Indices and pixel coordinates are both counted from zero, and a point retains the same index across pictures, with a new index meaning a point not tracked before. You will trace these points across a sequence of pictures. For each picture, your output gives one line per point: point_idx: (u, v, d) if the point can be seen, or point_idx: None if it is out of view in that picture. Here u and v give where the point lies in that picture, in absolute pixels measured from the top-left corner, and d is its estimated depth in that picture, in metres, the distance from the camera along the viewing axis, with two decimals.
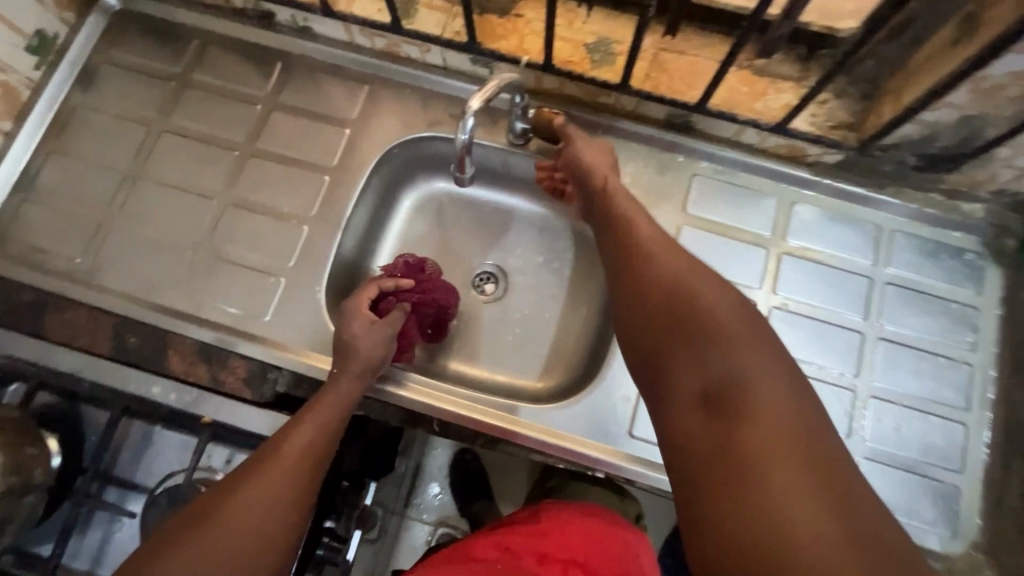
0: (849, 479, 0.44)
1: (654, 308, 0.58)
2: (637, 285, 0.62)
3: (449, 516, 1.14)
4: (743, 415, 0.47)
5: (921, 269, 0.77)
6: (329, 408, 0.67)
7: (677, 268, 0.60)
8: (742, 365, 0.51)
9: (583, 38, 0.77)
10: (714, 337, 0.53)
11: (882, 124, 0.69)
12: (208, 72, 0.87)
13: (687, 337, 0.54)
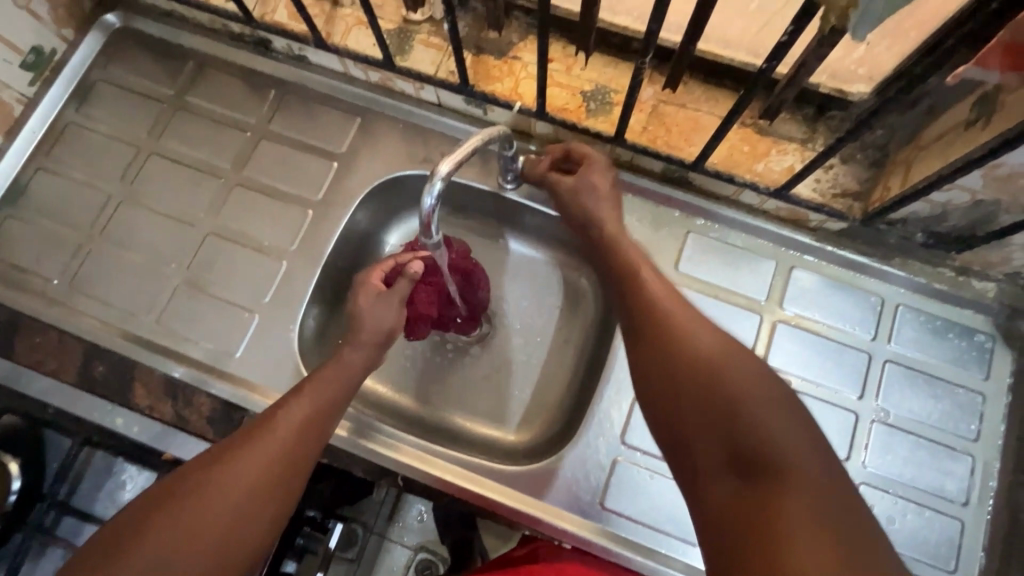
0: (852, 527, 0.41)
1: (674, 372, 0.52)
2: (657, 344, 0.55)
3: (428, 541, 1.07)
4: (774, 488, 0.43)
5: (925, 347, 0.73)
6: (325, 389, 0.61)
7: (698, 322, 0.55)
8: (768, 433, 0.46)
9: (581, 85, 0.75)
10: (739, 411, 0.48)
11: (888, 198, 0.65)
12: (201, 93, 0.86)
13: (710, 407, 0.49)
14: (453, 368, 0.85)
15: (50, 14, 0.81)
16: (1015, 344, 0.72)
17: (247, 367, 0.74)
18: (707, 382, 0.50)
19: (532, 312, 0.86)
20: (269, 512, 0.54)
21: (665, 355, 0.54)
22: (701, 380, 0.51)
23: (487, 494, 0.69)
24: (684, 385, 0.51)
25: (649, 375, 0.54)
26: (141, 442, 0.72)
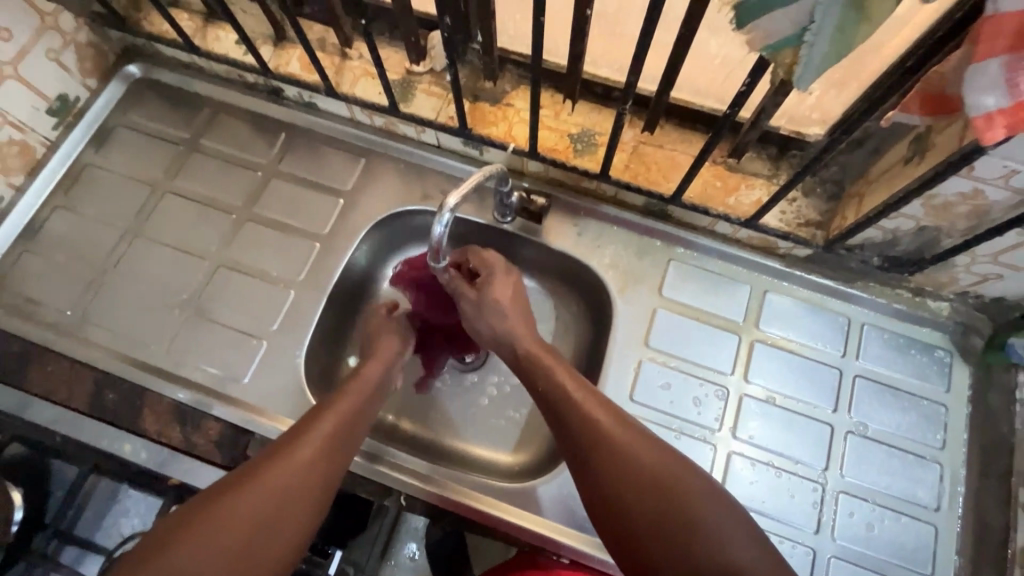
0: None
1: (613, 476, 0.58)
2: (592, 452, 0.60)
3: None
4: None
5: (891, 363, 0.79)
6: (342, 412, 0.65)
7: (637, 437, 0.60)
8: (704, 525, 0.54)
9: (568, 128, 0.83)
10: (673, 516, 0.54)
11: (845, 226, 0.73)
12: (215, 137, 0.92)
13: (649, 510, 0.55)
14: (451, 392, 0.88)
15: (76, 66, 0.88)
16: (971, 359, 0.78)
17: (254, 392, 0.77)
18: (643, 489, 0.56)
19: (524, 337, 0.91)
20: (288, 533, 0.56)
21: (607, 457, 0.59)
22: (640, 485, 0.57)
23: (489, 510, 0.72)
24: (622, 495, 0.57)
25: (588, 481, 0.59)
26: (148, 468, 0.73)
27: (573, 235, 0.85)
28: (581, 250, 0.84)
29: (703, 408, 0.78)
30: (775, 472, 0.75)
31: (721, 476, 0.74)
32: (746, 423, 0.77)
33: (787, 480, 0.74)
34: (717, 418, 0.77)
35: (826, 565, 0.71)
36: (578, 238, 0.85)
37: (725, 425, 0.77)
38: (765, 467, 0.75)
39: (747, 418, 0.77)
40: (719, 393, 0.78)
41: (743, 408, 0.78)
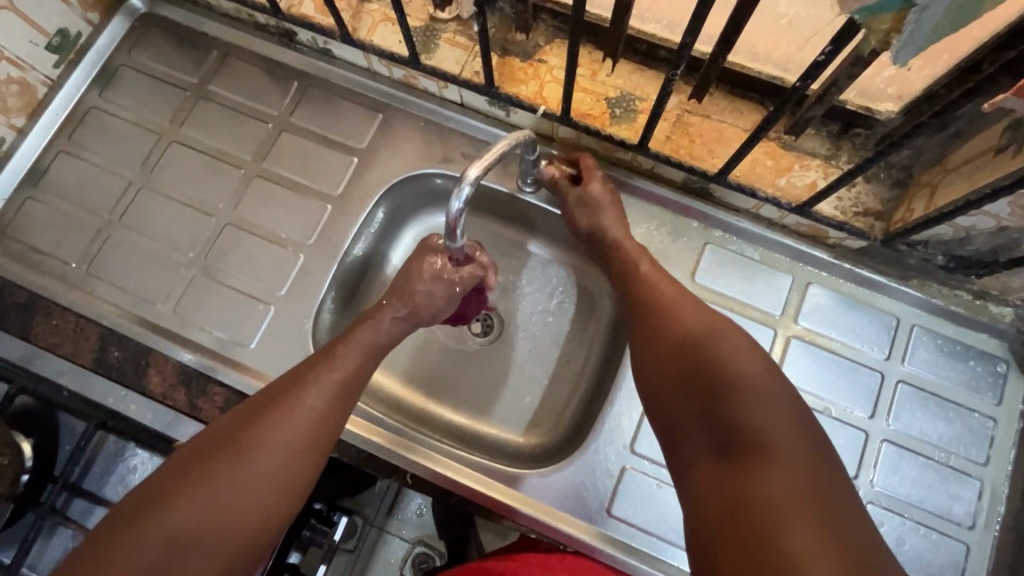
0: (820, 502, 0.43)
1: (675, 376, 0.56)
2: (678, 356, 0.57)
3: (427, 534, 1.10)
4: (753, 472, 0.46)
5: (939, 370, 0.73)
6: (358, 351, 0.64)
7: (721, 343, 0.55)
8: (776, 450, 0.47)
9: (606, 91, 0.75)
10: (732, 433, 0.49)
11: (910, 221, 0.65)
12: (222, 82, 0.85)
13: (713, 422, 0.51)
14: (464, 368, 0.85)
15: None
16: None
17: (260, 357, 0.75)
18: (728, 399, 0.50)
19: (537, 327, 0.86)
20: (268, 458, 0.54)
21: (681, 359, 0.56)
22: (707, 397, 0.52)
23: (498, 497, 0.70)
24: (695, 403, 0.53)
25: (649, 375, 0.59)
26: (154, 428, 0.72)
27: None
28: None
29: None
30: None
31: None
32: None
33: None
34: None
35: None
36: None
37: None
38: None
39: None
40: None
41: None
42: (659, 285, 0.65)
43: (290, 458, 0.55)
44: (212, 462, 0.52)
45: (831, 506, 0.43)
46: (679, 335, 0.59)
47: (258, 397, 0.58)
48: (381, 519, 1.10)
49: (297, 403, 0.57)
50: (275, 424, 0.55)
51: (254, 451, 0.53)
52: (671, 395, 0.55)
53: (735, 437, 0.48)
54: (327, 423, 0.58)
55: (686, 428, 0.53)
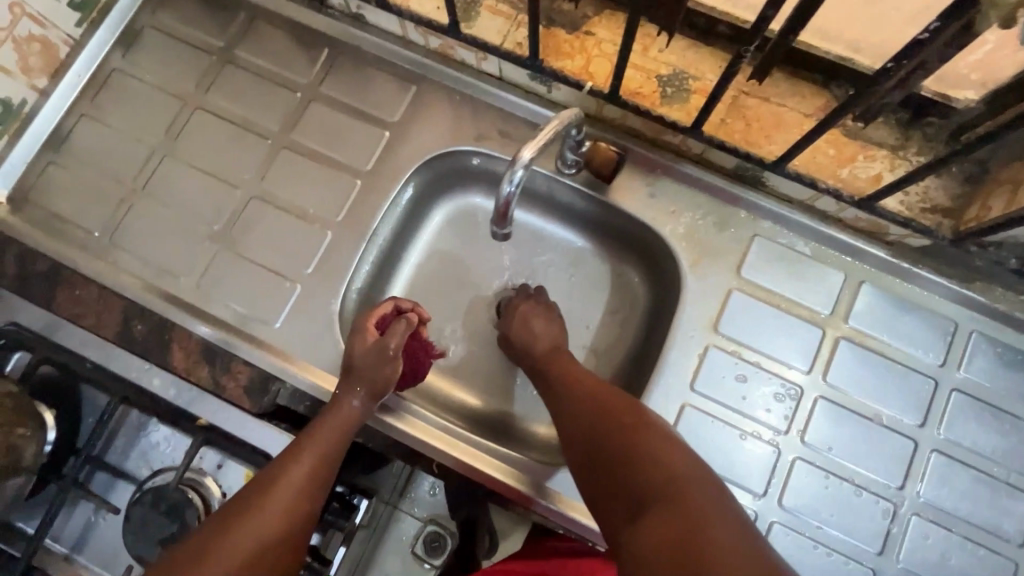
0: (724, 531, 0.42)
1: (588, 435, 0.57)
2: (586, 421, 0.59)
3: (439, 515, 1.09)
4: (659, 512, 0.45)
5: (997, 379, 0.69)
6: (327, 438, 0.62)
7: (619, 403, 0.59)
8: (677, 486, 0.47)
9: (657, 68, 0.70)
10: (640, 480, 0.49)
11: (986, 220, 0.61)
12: (249, 48, 0.81)
13: (620, 476, 0.52)
14: (492, 355, 0.82)
15: None
16: None
17: (286, 336, 0.73)
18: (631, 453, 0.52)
19: (568, 316, 0.83)
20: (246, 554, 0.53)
21: (589, 418, 0.59)
22: (612, 457, 0.53)
23: (527, 491, 0.68)
24: (601, 461, 0.54)
25: (564, 443, 0.60)
26: (177, 405, 0.71)
27: (645, 196, 0.74)
28: (653, 215, 0.74)
29: (774, 407, 0.69)
30: (846, 485, 0.68)
31: (782, 480, 0.68)
32: (817, 428, 0.69)
33: (861, 498, 0.67)
34: (785, 418, 0.69)
35: None
36: (650, 200, 0.74)
37: (794, 427, 0.69)
38: (835, 482, 0.68)
39: (820, 422, 0.69)
40: (790, 392, 0.70)
41: (817, 410, 0.69)
42: (568, 362, 0.68)
43: (264, 552, 0.54)
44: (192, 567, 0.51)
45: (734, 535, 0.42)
46: (583, 394, 0.62)
47: (235, 497, 0.57)
48: (395, 500, 1.09)
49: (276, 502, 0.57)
50: (252, 526, 0.55)
51: (233, 551, 0.53)
52: (585, 459, 0.56)
53: (642, 483, 0.49)
54: (304, 519, 0.58)
55: (601, 486, 0.53)
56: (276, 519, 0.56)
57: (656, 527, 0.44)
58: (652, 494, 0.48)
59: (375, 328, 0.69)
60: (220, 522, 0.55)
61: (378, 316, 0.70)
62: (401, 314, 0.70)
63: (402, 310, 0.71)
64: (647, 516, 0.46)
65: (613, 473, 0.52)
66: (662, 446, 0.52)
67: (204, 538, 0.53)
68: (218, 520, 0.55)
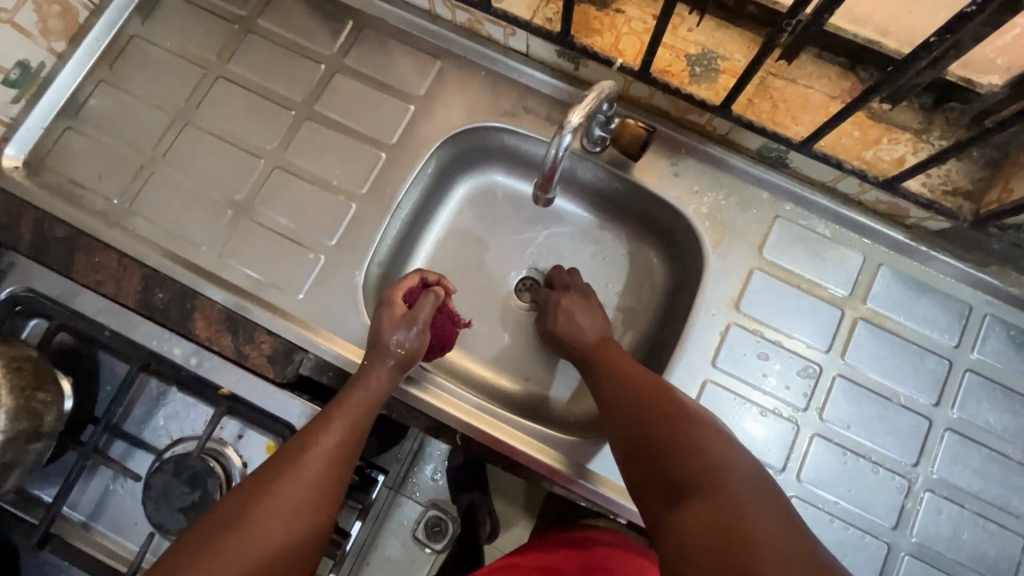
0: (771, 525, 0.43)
1: (628, 418, 0.58)
2: (624, 405, 0.60)
3: (440, 500, 1.09)
4: (704, 499, 0.46)
5: (1010, 361, 0.71)
6: (362, 414, 0.62)
7: (659, 386, 0.60)
8: (721, 476, 0.48)
9: (686, 47, 0.70)
10: (679, 466, 0.50)
11: (1008, 202, 0.62)
12: (272, 18, 0.80)
13: (658, 463, 0.52)
14: (511, 332, 0.83)
15: None
16: None
17: (309, 308, 0.73)
18: (675, 436, 0.53)
19: None
20: (282, 528, 0.53)
21: (626, 403, 0.60)
22: (650, 442, 0.54)
23: (549, 463, 0.69)
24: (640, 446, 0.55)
25: (603, 423, 0.61)
26: (198, 374, 0.70)
27: (669, 175, 0.75)
28: (676, 194, 0.75)
29: (793, 385, 0.71)
30: (862, 461, 0.69)
31: (800, 457, 0.69)
32: (834, 405, 0.70)
33: (877, 474, 0.69)
34: (803, 396, 0.70)
35: (899, 562, 0.66)
36: (674, 179, 0.75)
37: (812, 405, 0.70)
38: (851, 458, 0.69)
39: (838, 400, 0.70)
40: (809, 370, 0.71)
41: (835, 389, 0.71)
42: (606, 347, 0.69)
43: (298, 523, 0.54)
44: (229, 538, 0.51)
45: (780, 531, 0.43)
46: (621, 378, 0.63)
47: (268, 466, 0.57)
48: (393, 490, 1.09)
49: (311, 475, 0.56)
50: (287, 500, 0.54)
51: (269, 523, 0.53)
52: (625, 441, 0.57)
53: (682, 470, 0.50)
54: (340, 497, 0.58)
55: (641, 466, 0.54)
56: (310, 493, 0.56)
57: (698, 518, 0.45)
58: (692, 482, 0.48)
59: (402, 301, 0.69)
60: (254, 490, 0.55)
61: (404, 289, 0.70)
62: (427, 287, 0.71)
63: (429, 284, 0.71)
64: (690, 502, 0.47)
65: (651, 459, 0.53)
66: (702, 434, 0.53)
67: (239, 506, 0.53)
68: (250, 489, 0.55)
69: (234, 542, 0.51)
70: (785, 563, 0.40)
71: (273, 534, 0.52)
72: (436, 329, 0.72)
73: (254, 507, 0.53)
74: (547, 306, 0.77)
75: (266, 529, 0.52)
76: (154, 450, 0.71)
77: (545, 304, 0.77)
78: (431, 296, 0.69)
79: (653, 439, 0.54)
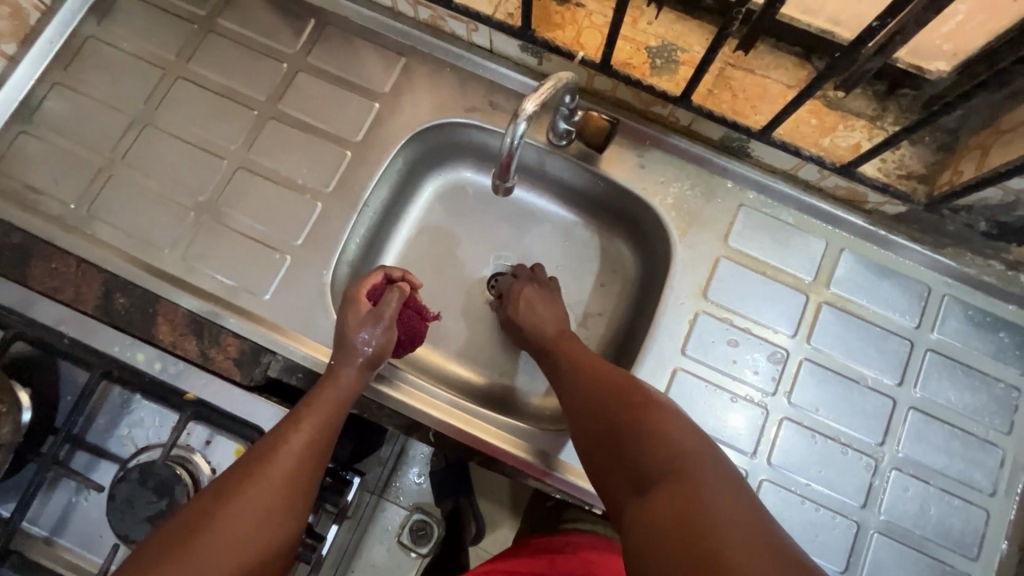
0: (735, 511, 0.44)
1: (595, 411, 0.58)
2: (591, 399, 0.59)
3: (426, 503, 1.08)
4: (670, 489, 0.46)
5: (968, 340, 0.73)
6: (324, 412, 0.61)
7: (625, 377, 0.60)
8: (685, 465, 0.48)
9: (646, 40, 0.71)
10: (645, 457, 0.50)
11: (959, 183, 0.64)
12: (233, 17, 0.79)
13: (624, 455, 0.52)
14: (484, 328, 0.83)
15: None
16: None
17: (277, 309, 0.72)
18: (642, 426, 0.53)
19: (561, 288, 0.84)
20: (243, 532, 0.52)
21: (592, 397, 0.60)
22: (618, 434, 0.54)
23: (524, 457, 0.68)
24: (607, 439, 0.55)
25: (571, 419, 0.61)
26: (162, 379, 0.68)
27: (635, 167, 0.76)
28: (643, 186, 0.75)
29: (762, 370, 0.72)
30: (830, 442, 0.70)
31: (770, 440, 0.70)
32: (802, 388, 0.71)
33: (845, 455, 0.70)
34: (771, 380, 0.71)
35: (868, 540, 0.68)
36: (640, 171, 0.76)
37: (779, 389, 0.71)
38: (820, 440, 0.70)
39: (805, 384, 0.71)
40: (776, 355, 0.72)
41: (802, 372, 0.72)
42: (569, 343, 0.69)
43: (261, 525, 0.53)
44: (190, 543, 0.49)
45: (744, 518, 0.43)
46: (587, 372, 0.62)
47: (230, 469, 0.56)
48: (376, 498, 1.07)
49: (273, 475, 0.55)
50: (247, 502, 0.53)
51: (229, 527, 0.51)
52: (593, 435, 0.57)
53: (650, 464, 0.50)
54: (304, 498, 0.56)
55: (610, 459, 0.54)
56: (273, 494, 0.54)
57: (662, 507, 0.45)
58: (655, 472, 0.49)
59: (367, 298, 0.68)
60: (214, 494, 0.53)
61: (369, 286, 0.69)
62: (391, 281, 0.70)
63: (395, 278, 0.71)
64: (656, 492, 0.47)
65: (617, 453, 0.53)
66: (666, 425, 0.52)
67: (199, 510, 0.52)
68: (210, 494, 0.53)
69: (191, 546, 0.49)
70: (746, 550, 0.40)
71: (234, 538, 0.51)
72: (404, 324, 0.71)
73: (214, 512, 0.52)
74: (507, 296, 0.77)
75: (227, 533, 0.51)
76: (118, 460, 0.68)
77: (507, 294, 0.77)
78: (395, 292, 0.68)
79: (621, 431, 0.54)
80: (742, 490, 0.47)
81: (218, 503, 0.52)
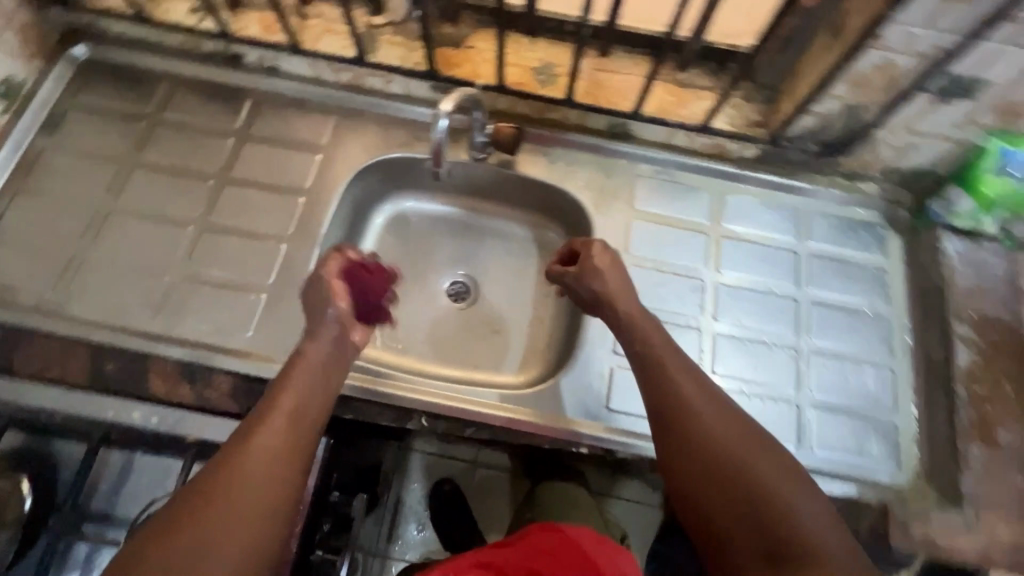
0: (814, 519, 0.55)
1: (666, 410, 0.64)
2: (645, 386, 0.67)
3: (433, 552, 1.03)
4: (764, 508, 0.56)
5: (837, 240, 0.90)
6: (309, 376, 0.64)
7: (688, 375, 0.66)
8: (768, 481, 0.57)
9: (529, 63, 0.90)
10: (732, 473, 0.58)
11: (785, 117, 0.84)
12: (176, 109, 0.91)
13: (709, 467, 0.59)
14: (452, 329, 0.92)
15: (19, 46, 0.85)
16: (900, 228, 0.90)
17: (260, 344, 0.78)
18: (724, 444, 0.60)
19: (510, 280, 0.96)
20: (250, 492, 0.54)
21: (662, 393, 0.65)
22: (698, 442, 0.61)
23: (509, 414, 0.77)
24: (657, 439, 0.64)
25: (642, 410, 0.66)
26: (161, 430, 0.72)
27: (546, 163, 0.91)
28: (556, 176, 0.91)
29: (688, 300, 0.85)
30: (758, 344, 0.84)
31: (711, 354, 0.82)
32: (724, 306, 0.85)
33: (772, 351, 0.83)
34: (698, 307, 0.85)
35: (809, 415, 0.80)
36: (551, 165, 0.91)
37: (707, 311, 0.85)
38: (750, 344, 0.83)
39: (725, 302, 0.85)
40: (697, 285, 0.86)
41: (721, 295, 0.86)
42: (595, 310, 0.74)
43: (265, 486, 0.55)
44: (203, 503, 0.52)
45: (821, 528, 0.54)
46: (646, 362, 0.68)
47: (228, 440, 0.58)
48: (381, 547, 1.03)
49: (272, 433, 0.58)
50: (250, 460, 0.55)
51: (237, 491, 0.53)
52: (667, 432, 0.63)
53: (738, 481, 0.58)
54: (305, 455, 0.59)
55: (686, 462, 0.60)
56: (273, 455, 0.56)
57: (755, 526, 0.55)
58: (745, 490, 0.57)
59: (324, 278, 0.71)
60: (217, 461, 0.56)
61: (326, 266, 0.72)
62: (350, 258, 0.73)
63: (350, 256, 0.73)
64: (749, 506, 0.56)
65: (676, 445, 0.62)
66: (696, 398, 0.64)
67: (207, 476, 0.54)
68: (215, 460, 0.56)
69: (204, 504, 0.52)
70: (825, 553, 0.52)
71: (243, 498, 0.53)
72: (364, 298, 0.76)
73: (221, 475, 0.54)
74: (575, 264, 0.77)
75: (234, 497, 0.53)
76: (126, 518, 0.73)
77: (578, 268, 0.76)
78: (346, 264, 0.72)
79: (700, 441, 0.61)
80: (813, 495, 0.57)
81: (224, 467, 0.55)
